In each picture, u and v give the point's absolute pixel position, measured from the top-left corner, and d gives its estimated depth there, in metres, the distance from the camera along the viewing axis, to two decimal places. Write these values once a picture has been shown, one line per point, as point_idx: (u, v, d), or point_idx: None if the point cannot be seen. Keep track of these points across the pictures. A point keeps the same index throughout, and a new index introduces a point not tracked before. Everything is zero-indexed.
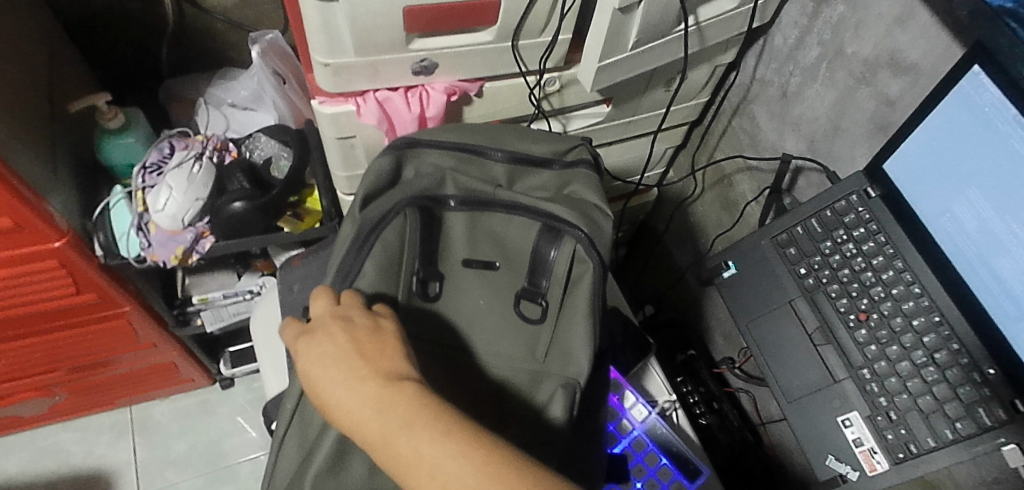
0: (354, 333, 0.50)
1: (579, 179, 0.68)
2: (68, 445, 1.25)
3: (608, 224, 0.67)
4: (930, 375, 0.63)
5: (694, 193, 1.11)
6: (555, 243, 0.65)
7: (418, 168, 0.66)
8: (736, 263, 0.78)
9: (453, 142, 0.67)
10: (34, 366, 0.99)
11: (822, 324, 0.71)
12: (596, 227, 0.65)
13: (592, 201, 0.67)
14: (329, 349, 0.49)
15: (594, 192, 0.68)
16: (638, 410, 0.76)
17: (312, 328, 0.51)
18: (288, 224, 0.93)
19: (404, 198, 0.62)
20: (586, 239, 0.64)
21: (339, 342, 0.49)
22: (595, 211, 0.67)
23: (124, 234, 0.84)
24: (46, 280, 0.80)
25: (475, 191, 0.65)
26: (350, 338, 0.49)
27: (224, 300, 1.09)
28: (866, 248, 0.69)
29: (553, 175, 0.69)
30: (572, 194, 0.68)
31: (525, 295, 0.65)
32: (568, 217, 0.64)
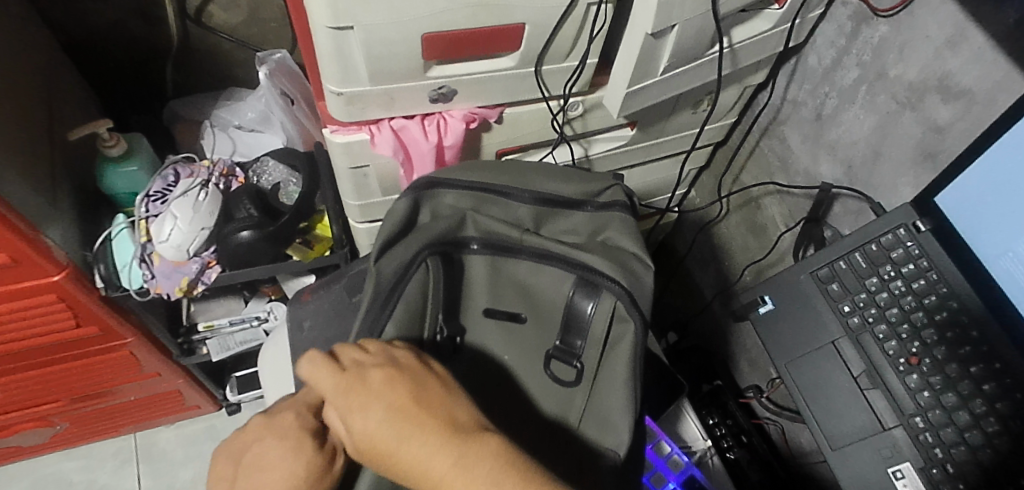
0: (409, 380, 0.43)
1: (614, 224, 0.64)
2: (71, 474, 1.21)
3: (649, 276, 0.62)
4: (991, 427, 0.59)
5: (718, 216, 1.07)
6: (593, 298, 0.62)
7: (435, 210, 0.63)
8: (773, 298, 0.72)
9: (472, 182, 0.63)
10: (34, 398, 0.95)
11: (869, 367, 0.66)
12: (636, 279, 0.61)
13: (630, 250, 0.62)
14: (386, 401, 0.41)
15: (632, 241, 0.63)
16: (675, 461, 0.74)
17: (354, 374, 0.43)
18: (297, 251, 0.89)
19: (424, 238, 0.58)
20: (625, 294, 0.60)
21: (394, 392, 0.42)
22: (632, 259, 0.62)
23: (126, 265, 0.80)
24: (44, 315, 0.76)
25: (499, 235, 0.63)
26: (411, 385, 0.43)
27: (230, 327, 1.05)
28: (916, 286, 0.64)
29: (585, 216, 0.65)
30: (607, 241, 0.64)
31: (558, 355, 0.63)
32: (604, 270, 0.61)
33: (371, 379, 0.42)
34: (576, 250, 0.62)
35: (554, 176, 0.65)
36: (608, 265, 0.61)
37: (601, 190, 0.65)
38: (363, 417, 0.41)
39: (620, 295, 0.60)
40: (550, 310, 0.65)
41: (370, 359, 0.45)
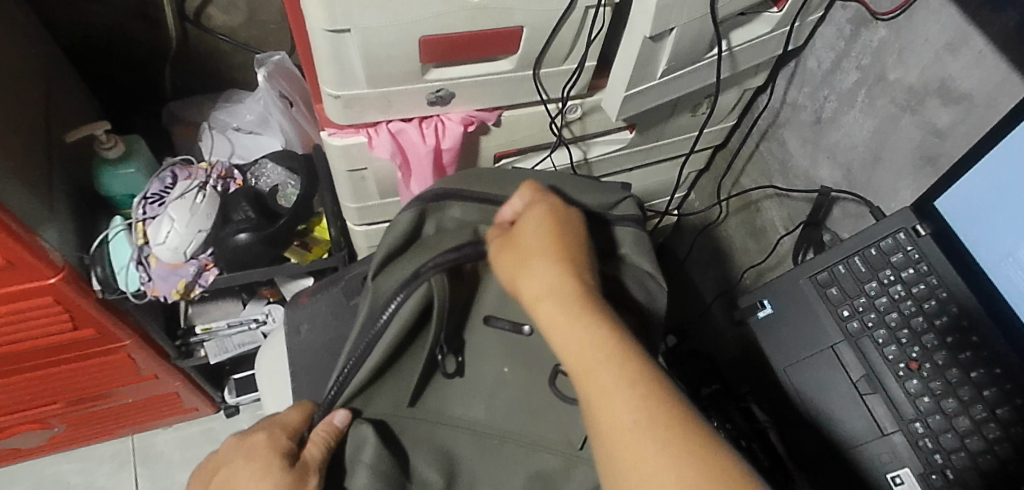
0: (564, 232, 0.51)
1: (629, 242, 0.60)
2: (69, 476, 1.21)
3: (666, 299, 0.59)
4: (991, 432, 0.58)
5: (718, 218, 1.08)
6: None
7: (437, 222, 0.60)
8: (772, 301, 0.72)
9: (480, 194, 0.59)
10: (31, 400, 0.95)
11: (869, 371, 0.66)
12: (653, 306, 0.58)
13: (647, 269, 0.60)
14: (540, 236, 0.50)
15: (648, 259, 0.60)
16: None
17: (528, 212, 0.53)
18: (296, 254, 0.89)
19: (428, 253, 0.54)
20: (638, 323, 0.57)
21: (548, 233, 0.50)
22: (648, 280, 0.59)
23: (123, 267, 0.79)
24: (41, 318, 0.76)
25: None
26: (564, 236, 0.50)
27: (229, 329, 1.05)
28: (916, 290, 0.64)
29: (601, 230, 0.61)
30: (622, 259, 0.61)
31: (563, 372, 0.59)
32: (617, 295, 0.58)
33: (541, 231, 0.51)
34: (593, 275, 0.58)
35: (570, 191, 0.61)
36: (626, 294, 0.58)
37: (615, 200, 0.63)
38: (523, 264, 0.49)
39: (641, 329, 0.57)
40: None
41: (549, 203, 0.54)
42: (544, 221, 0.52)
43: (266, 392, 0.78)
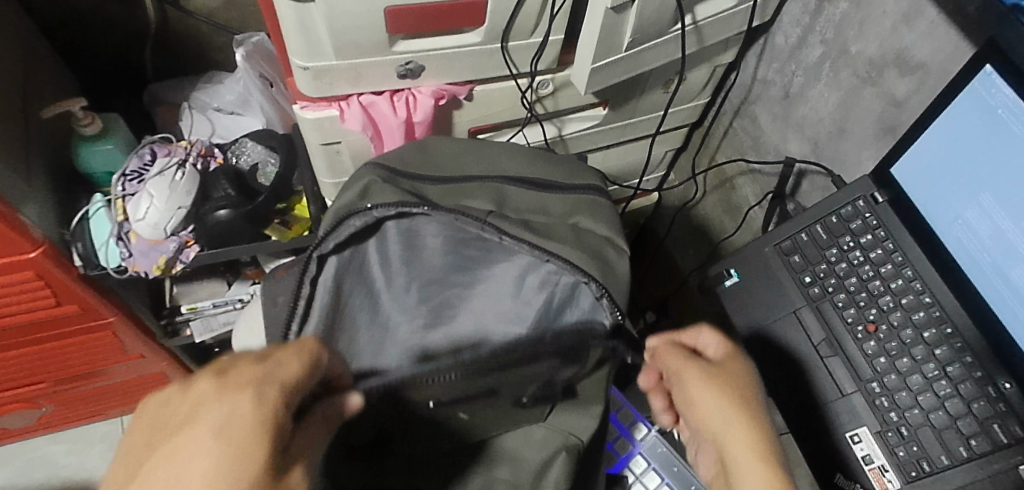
0: (752, 388, 0.54)
1: (585, 210, 0.57)
2: (58, 457, 1.21)
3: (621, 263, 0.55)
4: (942, 389, 0.60)
5: (694, 196, 1.10)
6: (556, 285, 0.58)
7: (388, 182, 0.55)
8: (738, 272, 0.74)
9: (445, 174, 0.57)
10: (18, 378, 0.96)
11: (829, 334, 0.68)
12: (610, 269, 0.54)
13: (601, 234, 0.57)
14: (733, 392, 0.53)
15: (603, 224, 0.57)
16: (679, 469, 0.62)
17: (720, 363, 0.56)
18: (275, 231, 0.89)
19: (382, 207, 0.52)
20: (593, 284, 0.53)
21: (740, 389, 0.54)
22: (606, 246, 0.56)
23: (103, 244, 0.81)
24: (24, 294, 0.77)
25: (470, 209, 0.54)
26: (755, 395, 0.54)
27: (214, 309, 1.05)
28: (874, 255, 0.66)
29: (562, 199, 0.58)
30: (577, 225, 0.57)
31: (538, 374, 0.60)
32: (575, 257, 0.53)
33: (740, 391, 0.54)
34: (544, 239, 0.54)
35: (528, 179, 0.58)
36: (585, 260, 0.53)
37: (568, 180, 0.60)
38: (715, 416, 0.53)
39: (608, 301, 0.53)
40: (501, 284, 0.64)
41: (736, 356, 0.57)
42: (734, 377, 0.55)
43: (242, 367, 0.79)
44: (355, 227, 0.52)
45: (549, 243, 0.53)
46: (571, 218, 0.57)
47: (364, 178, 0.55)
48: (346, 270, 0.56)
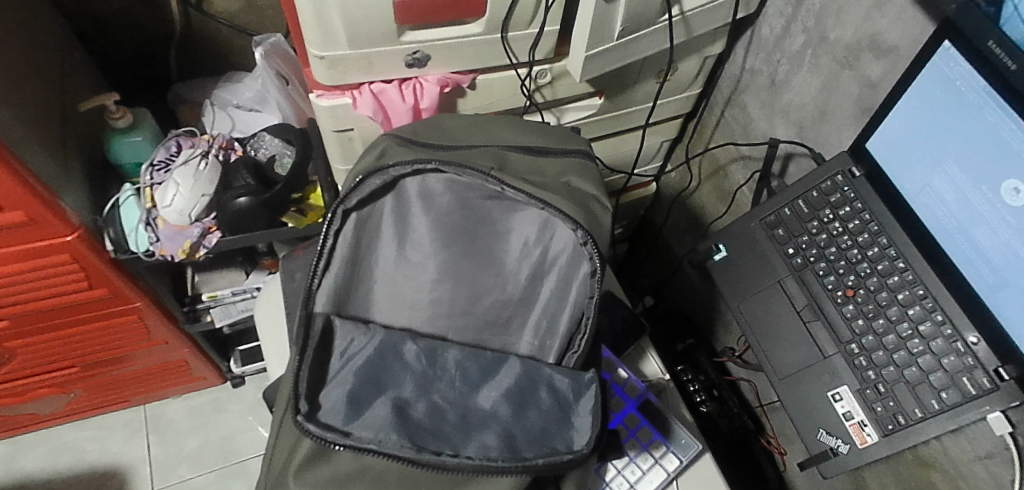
0: None
1: (575, 171, 0.59)
2: (84, 443, 1.24)
3: (606, 217, 0.57)
4: (915, 347, 0.65)
5: (690, 185, 1.15)
6: (548, 237, 0.57)
7: (385, 151, 0.58)
8: (726, 245, 0.81)
9: (448, 144, 0.59)
10: (49, 362, 1.01)
11: (811, 301, 0.73)
12: (595, 222, 0.56)
13: (590, 192, 0.58)
14: None
15: (592, 183, 0.59)
16: (631, 447, 0.66)
17: None
18: (292, 219, 0.94)
19: (392, 163, 0.55)
20: (586, 235, 0.53)
21: None
22: (592, 201, 0.57)
23: (134, 230, 0.86)
24: (60, 275, 0.83)
25: (472, 164, 0.55)
26: None
27: (233, 297, 1.09)
28: (852, 225, 0.71)
29: (554, 161, 0.60)
30: (570, 184, 0.58)
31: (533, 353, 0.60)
32: (567, 209, 0.54)
33: None
34: (541, 190, 0.55)
35: (522, 147, 0.60)
36: (572, 210, 0.54)
37: (561, 146, 0.62)
38: None
39: (592, 248, 0.54)
40: (499, 269, 0.59)
41: None
42: None
43: (270, 356, 0.78)
44: (374, 187, 0.55)
45: (548, 195, 0.54)
46: (563, 178, 0.59)
47: (380, 144, 0.59)
48: (363, 229, 0.57)
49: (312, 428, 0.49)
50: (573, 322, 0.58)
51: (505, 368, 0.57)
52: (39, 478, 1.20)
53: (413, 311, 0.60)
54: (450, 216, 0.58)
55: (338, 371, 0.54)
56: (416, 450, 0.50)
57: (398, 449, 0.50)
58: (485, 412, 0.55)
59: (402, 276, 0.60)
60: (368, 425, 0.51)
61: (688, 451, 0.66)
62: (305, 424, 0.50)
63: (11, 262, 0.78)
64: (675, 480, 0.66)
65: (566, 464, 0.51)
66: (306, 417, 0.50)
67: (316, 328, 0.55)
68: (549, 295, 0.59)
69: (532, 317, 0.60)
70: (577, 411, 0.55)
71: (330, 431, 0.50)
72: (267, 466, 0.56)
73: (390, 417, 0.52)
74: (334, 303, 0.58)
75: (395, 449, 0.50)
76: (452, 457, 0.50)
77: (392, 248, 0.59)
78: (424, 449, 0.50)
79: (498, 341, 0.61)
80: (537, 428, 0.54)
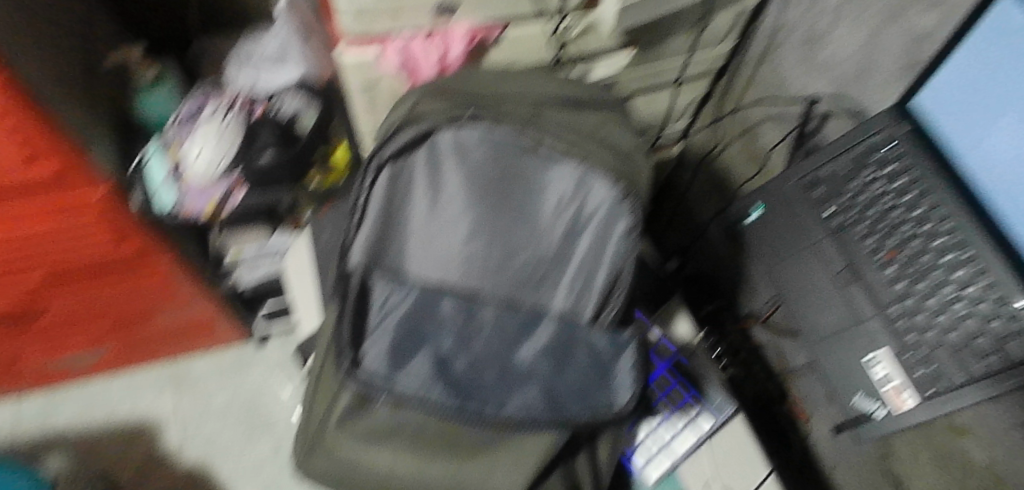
0: None
1: (609, 127, 0.58)
2: (114, 397, 1.25)
3: (644, 176, 0.56)
4: (959, 311, 0.63)
5: (717, 147, 1.13)
6: (585, 192, 0.55)
7: (418, 103, 0.56)
8: (762, 207, 0.84)
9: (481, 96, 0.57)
10: (79, 317, 1.01)
11: (850, 263, 0.73)
12: (634, 180, 0.54)
13: (625, 148, 0.57)
14: None
15: (627, 140, 0.58)
16: (663, 408, 0.67)
17: None
18: (314, 178, 0.95)
19: (430, 115, 0.54)
20: (621, 194, 0.54)
21: None
22: (629, 159, 0.56)
23: (158, 188, 0.85)
24: (88, 232, 0.82)
25: (507, 117, 0.55)
26: None
27: (257, 257, 1.10)
28: (896, 185, 0.69)
29: (587, 117, 0.58)
30: (606, 139, 0.57)
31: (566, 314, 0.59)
32: (605, 167, 0.54)
33: None
34: (578, 146, 0.55)
35: (554, 101, 0.58)
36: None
37: (593, 102, 0.60)
38: None
39: (631, 207, 0.53)
40: (535, 226, 0.58)
41: None
42: None
43: (302, 312, 0.78)
44: (409, 139, 0.54)
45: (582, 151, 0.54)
46: (598, 134, 0.57)
47: (412, 97, 0.57)
48: (398, 183, 0.56)
49: (358, 380, 0.50)
50: (610, 282, 0.57)
51: (541, 329, 0.55)
52: (72, 432, 1.22)
53: (447, 265, 0.59)
54: (483, 171, 0.56)
55: (377, 325, 0.53)
56: (461, 405, 0.51)
57: (444, 402, 0.51)
58: (525, 369, 0.53)
59: (436, 231, 0.58)
60: (409, 377, 0.51)
61: (721, 414, 0.66)
62: (347, 376, 0.50)
63: (40, 218, 0.78)
64: (707, 442, 0.66)
65: (608, 420, 0.52)
66: (347, 370, 0.50)
67: (354, 285, 0.54)
68: (585, 253, 0.57)
69: (568, 276, 0.58)
70: (616, 371, 0.54)
71: (376, 382, 0.51)
72: (306, 421, 0.57)
73: (431, 370, 0.51)
74: (370, 254, 0.57)
75: (440, 403, 0.50)
76: (496, 414, 0.51)
77: (424, 204, 0.58)
78: (468, 404, 0.51)
79: (531, 299, 0.59)
80: (576, 384, 0.53)
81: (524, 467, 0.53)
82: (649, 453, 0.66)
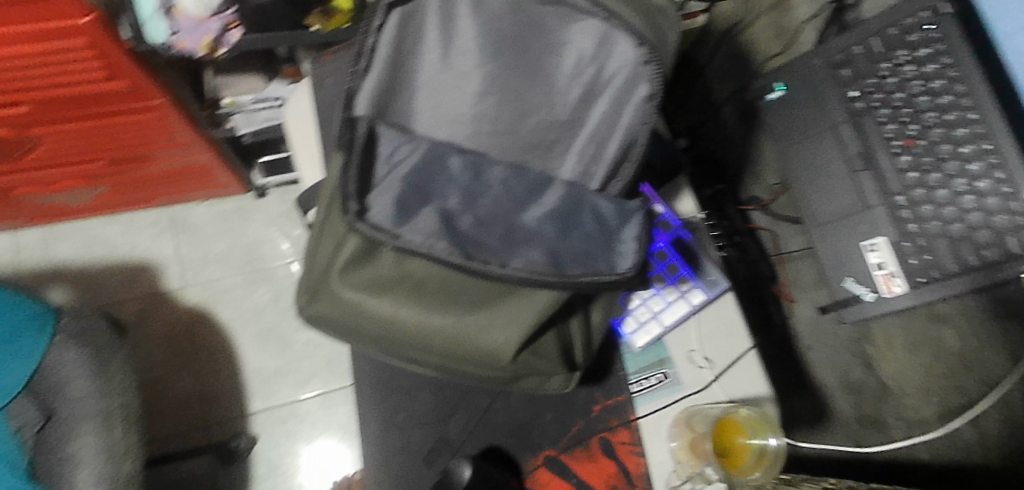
0: None
1: None
2: (115, 237, 1.27)
3: (674, 35, 0.52)
4: (967, 203, 0.69)
5: (746, 19, 1.13)
6: (606, 49, 0.52)
7: None
8: (784, 85, 0.82)
9: None
10: (74, 153, 1.00)
11: (865, 149, 0.75)
12: (662, 40, 0.51)
13: (657, 4, 0.52)
14: None
15: None
16: (657, 280, 0.68)
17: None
18: (317, 22, 0.85)
19: None
20: (648, 52, 0.50)
21: None
22: (660, 15, 0.51)
23: (150, 18, 0.79)
24: (78, 61, 0.79)
25: None
26: None
27: (254, 105, 1.06)
28: (928, 71, 0.71)
29: None
30: None
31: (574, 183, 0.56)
32: (631, 21, 0.50)
33: None
34: None
35: None
36: (639, 24, 0.49)
37: None
38: None
39: (654, 67, 0.50)
40: (550, 87, 0.55)
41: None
42: None
43: (302, 164, 0.77)
44: None
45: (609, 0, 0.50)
46: None
47: None
48: (410, 26, 0.54)
49: (363, 227, 0.49)
50: (623, 149, 0.55)
51: (550, 190, 0.55)
52: (74, 266, 1.25)
53: (454, 124, 0.56)
54: (501, 21, 0.53)
55: (383, 177, 0.52)
56: (466, 256, 0.49)
57: (447, 254, 0.49)
58: (530, 228, 0.53)
59: (446, 84, 0.56)
60: (416, 229, 0.50)
61: (714, 288, 0.67)
62: (355, 223, 0.49)
63: (24, 42, 0.74)
64: (696, 316, 0.67)
65: (609, 284, 0.51)
66: (356, 216, 0.50)
67: (360, 133, 0.52)
68: (600, 118, 0.55)
69: (579, 142, 0.56)
70: (620, 238, 0.54)
71: (380, 231, 0.49)
72: (307, 273, 0.56)
73: (438, 224, 0.51)
74: (375, 106, 0.55)
75: (444, 255, 0.49)
76: (501, 268, 0.49)
77: (436, 52, 0.55)
78: (472, 259, 0.49)
79: (540, 165, 0.58)
80: (580, 250, 0.52)
81: (524, 324, 0.50)
82: (639, 322, 0.66)
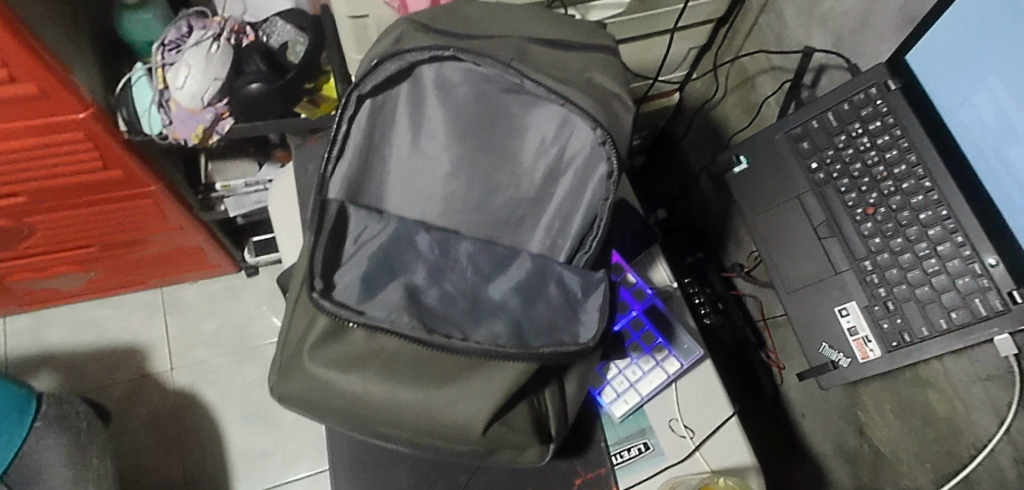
0: None
1: (598, 67, 0.56)
2: (105, 320, 1.28)
3: (628, 118, 0.55)
4: (930, 266, 0.66)
5: (715, 95, 1.11)
6: (567, 132, 0.55)
7: (401, 38, 0.55)
8: (748, 157, 0.82)
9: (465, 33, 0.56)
10: (67, 239, 1.02)
11: (829, 218, 0.74)
12: (616, 123, 0.54)
13: (612, 90, 0.56)
14: None
15: (615, 80, 0.56)
16: (634, 349, 0.69)
17: None
18: (305, 110, 0.91)
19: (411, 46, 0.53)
20: (605, 136, 0.52)
21: None
22: (614, 99, 0.55)
23: (146, 110, 0.85)
24: (74, 152, 0.82)
25: (489, 53, 0.53)
26: None
27: (246, 188, 1.08)
28: (881, 142, 0.70)
29: (574, 56, 0.57)
30: (592, 80, 0.56)
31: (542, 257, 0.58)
32: (587, 106, 0.52)
33: None
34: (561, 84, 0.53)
35: (544, 40, 0.57)
36: (593, 107, 0.52)
37: (584, 40, 0.59)
38: None
39: (610, 148, 0.53)
40: (516, 166, 0.59)
41: None
42: None
43: (284, 243, 0.79)
44: (390, 72, 0.53)
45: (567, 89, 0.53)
46: (584, 74, 0.55)
47: (397, 28, 0.56)
48: (379, 116, 0.57)
49: (327, 305, 0.50)
50: (586, 224, 0.58)
51: (518, 263, 0.58)
52: (62, 351, 1.24)
53: (427, 203, 0.61)
54: (467, 108, 0.57)
55: (352, 254, 0.55)
56: (428, 331, 0.51)
57: (411, 329, 0.50)
58: (499, 300, 0.56)
59: (416, 167, 0.60)
60: (382, 306, 0.52)
61: (689, 356, 0.68)
62: (321, 300, 0.51)
63: (24, 136, 0.77)
64: (674, 383, 0.69)
65: (573, 354, 0.52)
66: (321, 294, 0.51)
67: (331, 213, 0.55)
68: (564, 195, 0.58)
69: (545, 218, 0.60)
70: (584, 308, 0.56)
71: (346, 309, 0.51)
72: (282, 349, 0.57)
73: (402, 298, 0.53)
74: (347, 190, 0.57)
75: (407, 329, 0.50)
76: (462, 341, 0.50)
77: (406, 139, 0.59)
78: (435, 332, 0.51)
79: (509, 239, 0.61)
80: (545, 320, 0.54)
81: (493, 396, 0.51)
82: (617, 392, 0.67)
